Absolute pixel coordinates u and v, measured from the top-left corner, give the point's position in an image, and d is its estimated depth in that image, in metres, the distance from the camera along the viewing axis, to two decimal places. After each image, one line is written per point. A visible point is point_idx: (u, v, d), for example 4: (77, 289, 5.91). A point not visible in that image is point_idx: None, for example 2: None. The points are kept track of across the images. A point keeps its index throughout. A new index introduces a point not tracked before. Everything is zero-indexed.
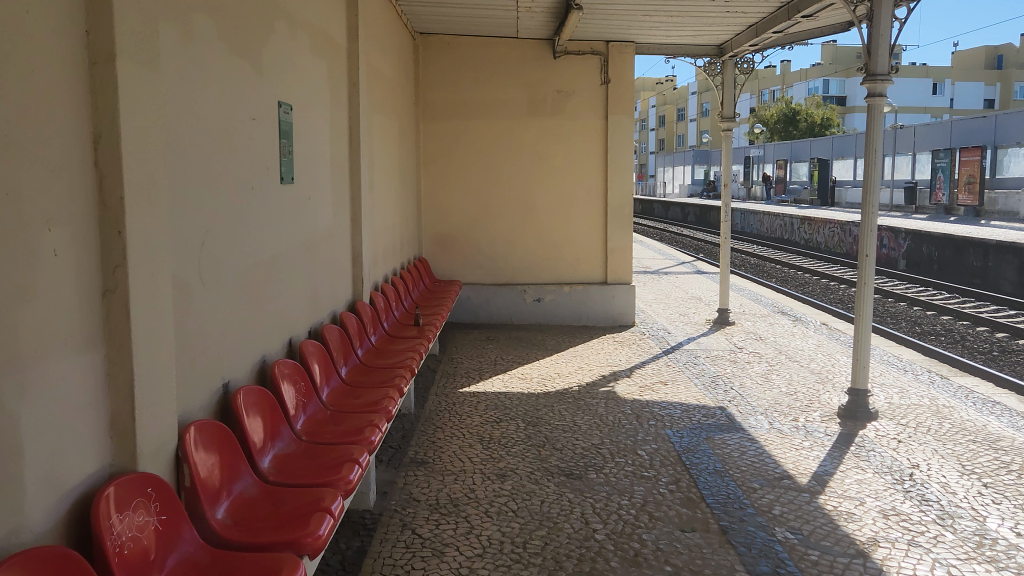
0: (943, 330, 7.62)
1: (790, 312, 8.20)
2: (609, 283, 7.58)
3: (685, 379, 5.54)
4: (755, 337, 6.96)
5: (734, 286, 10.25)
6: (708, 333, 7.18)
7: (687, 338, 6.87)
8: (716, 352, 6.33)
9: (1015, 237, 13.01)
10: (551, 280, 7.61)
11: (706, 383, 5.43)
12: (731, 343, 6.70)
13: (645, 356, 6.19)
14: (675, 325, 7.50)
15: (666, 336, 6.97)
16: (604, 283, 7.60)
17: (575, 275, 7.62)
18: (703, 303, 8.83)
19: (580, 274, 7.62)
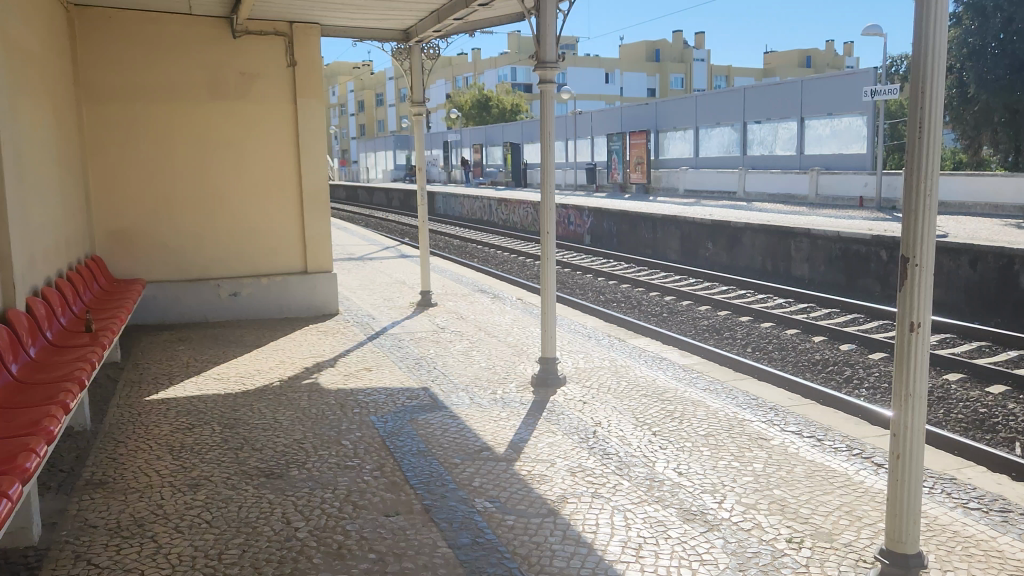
0: (622, 297, 8.41)
1: (490, 289, 8.58)
2: (309, 273, 7.45)
3: (389, 363, 5.56)
4: (457, 315, 7.19)
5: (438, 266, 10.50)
6: (413, 315, 7.30)
7: (392, 323, 6.93)
8: (419, 334, 6.43)
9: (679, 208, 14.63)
10: (247, 272, 7.29)
11: (410, 366, 5.50)
12: (435, 323, 6.86)
13: (350, 343, 6.13)
14: (380, 310, 7.53)
15: (372, 321, 6.97)
16: (305, 272, 7.45)
17: (273, 266, 7.38)
18: (407, 286, 8.96)
19: (278, 265, 7.40)
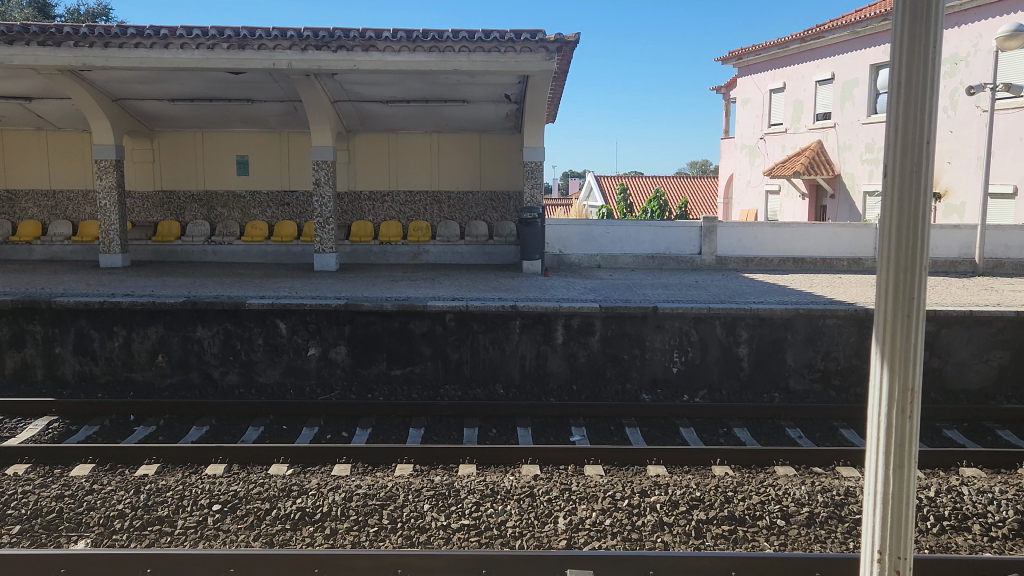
0: (411, 420, 7.86)
1: (196, 431, 7.52)
2: (16, 473, 6.23)
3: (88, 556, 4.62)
4: (173, 475, 6.22)
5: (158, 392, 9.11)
6: (124, 474, 6.26)
7: (110, 488, 5.91)
8: (137, 511, 5.52)
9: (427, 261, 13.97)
10: None
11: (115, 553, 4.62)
12: (148, 488, 5.90)
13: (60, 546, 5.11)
14: (84, 471, 6.37)
15: (81, 490, 5.88)
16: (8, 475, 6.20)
17: None
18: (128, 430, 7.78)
19: None
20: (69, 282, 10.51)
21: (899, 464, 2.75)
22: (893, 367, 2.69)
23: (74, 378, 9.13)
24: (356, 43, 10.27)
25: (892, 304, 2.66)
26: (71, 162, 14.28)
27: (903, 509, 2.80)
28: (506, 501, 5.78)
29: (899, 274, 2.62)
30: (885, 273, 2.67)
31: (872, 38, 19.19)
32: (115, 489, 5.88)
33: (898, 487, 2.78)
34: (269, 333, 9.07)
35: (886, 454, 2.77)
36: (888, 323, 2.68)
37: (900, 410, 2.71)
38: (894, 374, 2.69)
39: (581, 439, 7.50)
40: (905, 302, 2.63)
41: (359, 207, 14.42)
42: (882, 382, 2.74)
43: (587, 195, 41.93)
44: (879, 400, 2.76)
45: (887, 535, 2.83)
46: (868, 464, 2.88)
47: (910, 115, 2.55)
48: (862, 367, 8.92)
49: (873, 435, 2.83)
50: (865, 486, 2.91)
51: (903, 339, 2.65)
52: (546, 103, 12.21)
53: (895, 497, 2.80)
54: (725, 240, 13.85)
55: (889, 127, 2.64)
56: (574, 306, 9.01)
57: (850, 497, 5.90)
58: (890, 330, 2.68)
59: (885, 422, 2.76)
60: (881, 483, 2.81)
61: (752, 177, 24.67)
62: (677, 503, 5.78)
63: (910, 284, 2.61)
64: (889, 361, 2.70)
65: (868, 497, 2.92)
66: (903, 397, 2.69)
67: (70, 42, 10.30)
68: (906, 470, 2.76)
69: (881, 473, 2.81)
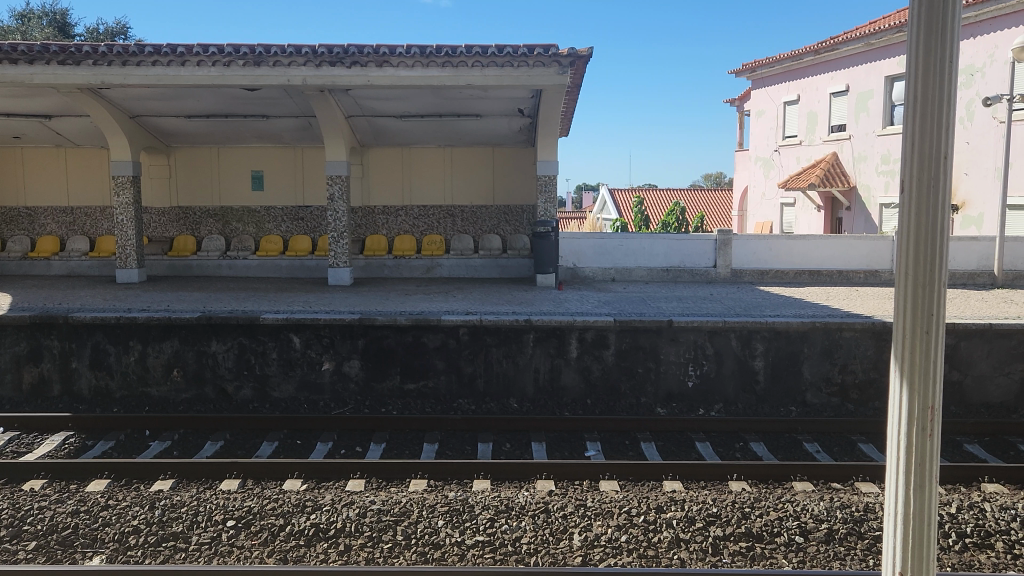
0: (423, 433, 7.85)
1: (209, 446, 7.51)
2: (34, 489, 6.25)
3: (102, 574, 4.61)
4: (186, 492, 6.21)
5: (173, 406, 9.13)
6: (138, 490, 6.27)
7: (126, 503, 5.91)
8: (150, 529, 5.51)
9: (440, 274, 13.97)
10: None
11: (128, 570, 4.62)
12: (161, 505, 5.88)
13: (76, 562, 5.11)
14: (98, 485, 6.37)
15: (97, 505, 5.88)
16: (24, 491, 6.22)
17: None
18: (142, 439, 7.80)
19: None
20: (86, 297, 10.57)
21: (919, 484, 2.71)
22: (913, 385, 2.65)
23: (90, 394, 9.17)
24: (370, 58, 10.32)
25: (910, 320, 2.62)
26: (88, 178, 14.41)
27: (924, 527, 2.76)
28: (521, 517, 5.75)
29: (917, 291, 2.59)
30: (903, 290, 2.64)
31: (887, 50, 19.11)
32: (130, 504, 5.88)
33: (918, 504, 2.75)
34: (283, 348, 9.09)
35: (906, 473, 2.73)
36: (906, 338, 2.64)
37: (920, 428, 2.68)
38: (913, 392, 2.65)
39: (596, 454, 7.44)
40: (924, 318, 2.59)
41: (373, 221, 14.46)
42: (901, 401, 2.70)
43: (601, 208, 41.82)
44: (898, 418, 2.72)
45: (909, 555, 2.79)
46: (888, 482, 2.84)
47: (927, 129, 2.53)
48: (881, 381, 8.84)
49: (893, 454, 2.79)
50: (885, 505, 2.87)
51: (922, 356, 2.62)
52: (559, 117, 12.21)
53: (917, 516, 2.76)
54: (740, 252, 13.78)
55: (906, 141, 2.60)
56: (588, 320, 8.98)
57: (870, 514, 5.81)
58: (909, 347, 2.64)
59: (905, 439, 2.72)
60: (901, 502, 2.78)
61: (767, 188, 24.57)
62: (694, 519, 5.72)
63: (929, 301, 2.58)
64: (908, 379, 2.66)
65: (888, 516, 2.88)
66: (922, 416, 2.66)
67: (89, 61, 10.39)
68: (927, 487, 2.72)
69: (901, 491, 2.77)
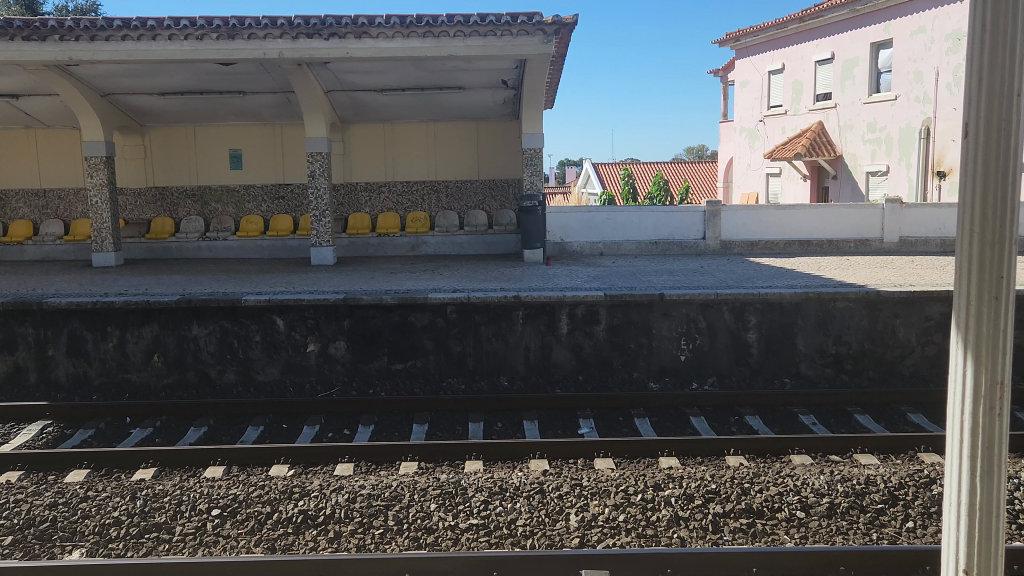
0: (410, 416, 7.66)
1: (189, 435, 7.28)
2: (11, 482, 6.03)
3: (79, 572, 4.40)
4: (164, 481, 5.98)
5: (152, 392, 8.89)
6: (118, 480, 6.06)
7: (107, 494, 5.69)
8: (131, 522, 5.30)
9: (424, 251, 13.72)
10: None
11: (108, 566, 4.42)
12: (142, 496, 5.66)
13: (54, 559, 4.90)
14: (75, 476, 6.15)
15: (74, 497, 5.65)
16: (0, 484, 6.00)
17: None
18: (123, 425, 7.58)
19: None
20: (61, 283, 10.27)
21: (987, 468, 2.69)
22: (980, 359, 2.61)
23: (68, 381, 8.91)
24: (348, 29, 10.02)
25: (975, 286, 2.57)
26: (60, 159, 14.03)
27: (992, 519, 2.73)
28: (515, 499, 5.59)
29: (984, 251, 2.54)
30: (965, 252, 2.59)
31: (873, 16, 18.92)
32: (109, 495, 5.66)
33: (986, 496, 2.72)
34: (267, 330, 8.87)
35: (974, 455, 2.71)
36: (971, 307, 2.60)
37: (988, 406, 2.65)
38: (980, 366, 2.62)
39: (589, 432, 7.30)
40: (992, 281, 2.54)
41: (355, 199, 14.18)
42: (965, 376, 2.66)
43: (585, 183, 41.46)
44: (962, 396, 2.69)
45: (973, 552, 2.76)
46: (948, 471, 2.82)
47: (994, 92, 2.47)
48: (874, 351, 8.75)
49: (954, 440, 2.76)
50: (945, 495, 2.85)
51: (990, 325, 2.58)
52: (544, 88, 11.95)
53: (983, 508, 2.74)
54: (729, 224, 13.62)
55: (965, 103, 2.56)
56: (578, 295, 8.80)
57: (871, 487, 5.69)
58: (974, 320, 2.60)
59: (970, 418, 2.69)
60: (966, 492, 2.75)
61: (752, 159, 24.41)
62: (693, 496, 5.58)
63: (998, 261, 2.52)
64: (974, 354, 2.62)
65: (948, 508, 2.86)
66: (991, 392, 2.63)
67: (55, 36, 10.01)
68: (995, 474, 2.70)
69: (964, 480, 2.75)
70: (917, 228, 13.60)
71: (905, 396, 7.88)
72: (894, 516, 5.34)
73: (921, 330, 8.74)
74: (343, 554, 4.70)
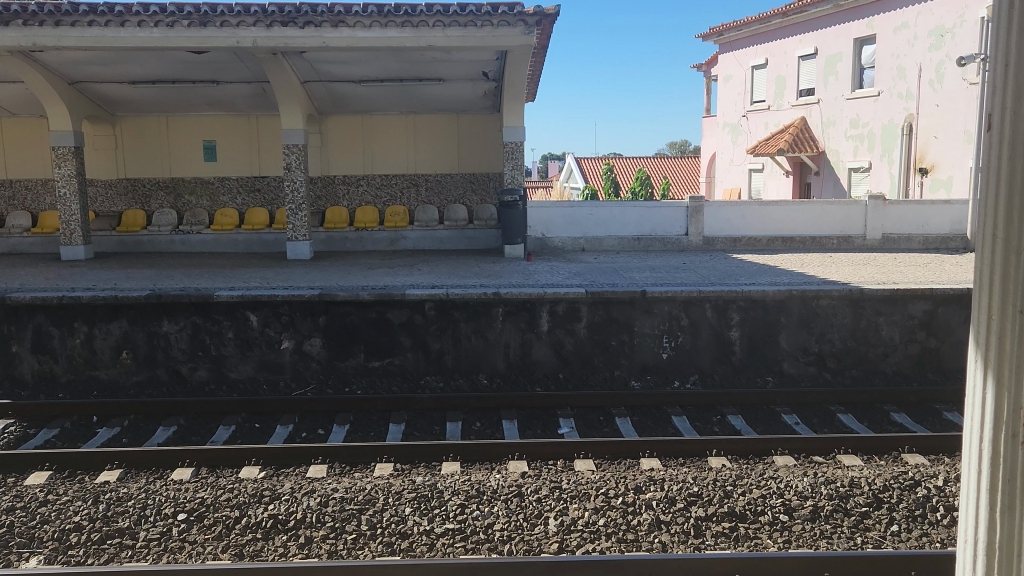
0: (386, 415, 7.48)
1: (158, 434, 7.07)
2: None
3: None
4: (129, 484, 5.77)
5: (120, 389, 8.65)
6: (81, 482, 5.85)
7: (69, 497, 5.48)
8: (92, 527, 5.10)
9: (403, 246, 13.52)
10: None
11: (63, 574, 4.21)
12: (105, 500, 5.45)
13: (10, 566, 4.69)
14: (35, 478, 5.93)
15: (34, 501, 5.44)
16: None
17: None
18: (89, 423, 7.36)
19: None
20: (25, 277, 9.99)
21: None
22: None
23: (32, 379, 8.66)
24: (324, 18, 9.80)
25: None
26: (28, 149, 13.69)
27: None
28: (493, 502, 5.43)
29: None
30: None
31: (856, 11, 18.87)
32: (71, 499, 5.45)
33: None
34: (240, 327, 8.65)
35: None
36: None
37: None
38: None
39: (569, 432, 7.15)
40: None
41: (333, 192, 13.94)
42: None
43: (567, 178, 41.27)
44: None
45: None
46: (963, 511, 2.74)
47: None
48: (857, 349, 8.66)
49: None
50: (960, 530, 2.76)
51: None
52: (525, 80, 11.78)
53: None
54: (712, 219, 13.51)
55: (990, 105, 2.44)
56: (559, 292, 8.65)
57: (856, 489, 5.58)
58: None
59: None
60: None
61: (735, 155, 24.35)
62: (675, 499, 5.45)
63: None
64: None
65: None
66: None
67: (19, 21, 9.70)
68: None
69: None
70: (900, 225, 13.54)
71: (888, 395, 7.80)
72: (879, 519, 5.23)
73: (904, 329, 8.67)
74: (312, 561, 4.52)
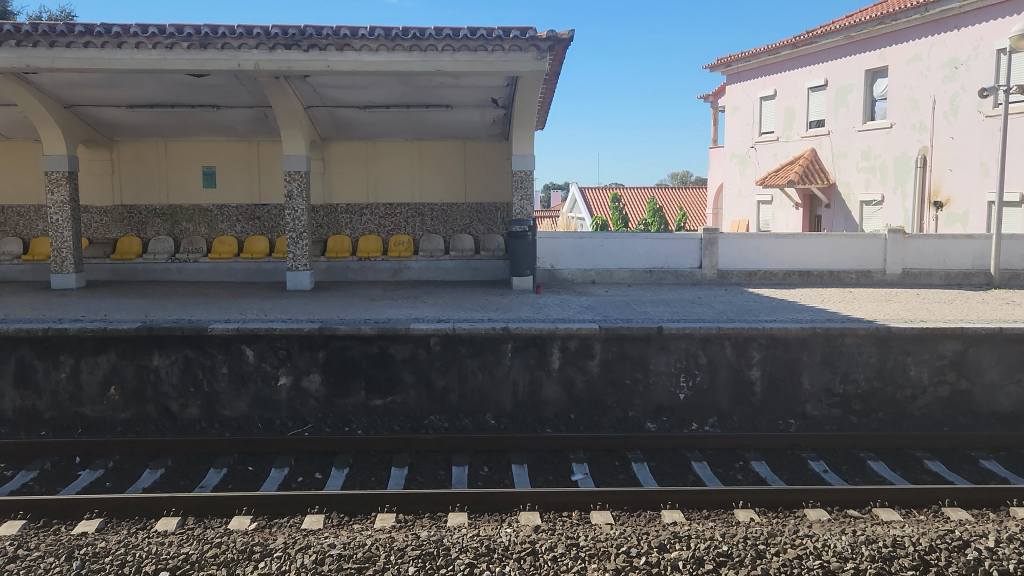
0: (388, 457, 7.04)
1: (144, 477, 6.62)
2: None
3: None
4: (107, 535, 5.31)
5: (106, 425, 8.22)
6: (57, 533, 5.40)
7: (42, 551, 5.03)
8: None
9: (407, 276, 13.13)
10: None
11: None
12: (80, 555, 4.99)
13: None
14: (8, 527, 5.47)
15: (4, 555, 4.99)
16: None
17: None
18: (72, 463, 6.93)
19: None
20: (11, 307, 9.58)
21: None
22: None
23: (13, 415, 8.22)
24: (329, 41, 9.47)
25: None
26: (21, 173, 13.36)
27: None
28: (503, 562, 4.97)
29: None
30: None
31: (867, 43, 18.63)
32: (43, 554, 4.99)
33: None
34: (234, 361, 8.22)
35: None
36: None
37: None
38: None
39: (583, 478, 6.69)
40: None
41: (335, 221, 13.58)
42: None
43: (570, 207, 40.91)
44: None
45: None
46: None
47: None
48: (884, 390, 8.22)
49: None
50: None
51: None
52: (535, 107, 11.47)
53: None
54: (726, 252, 13.13)
55: None
56: (571, 327, 8.23)
57: (899, 549, 5.11)
58: None
59: None
60: None
61: (743, 186, 24.07)
62: (702, 560, 4.99)
63: None
64: None
65: None
66: None
67: (11, 42, 9.39)
68: None
69: None
70: (920, 259, 13.14)
71: (920, 441, 7.34)
72: None
73: (933, 369, 8.23)
74: None
